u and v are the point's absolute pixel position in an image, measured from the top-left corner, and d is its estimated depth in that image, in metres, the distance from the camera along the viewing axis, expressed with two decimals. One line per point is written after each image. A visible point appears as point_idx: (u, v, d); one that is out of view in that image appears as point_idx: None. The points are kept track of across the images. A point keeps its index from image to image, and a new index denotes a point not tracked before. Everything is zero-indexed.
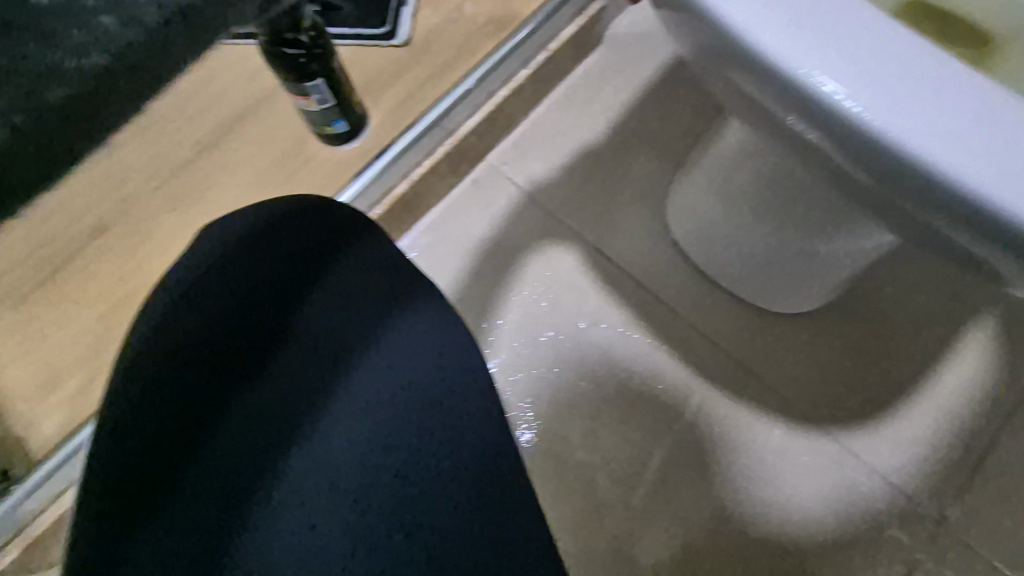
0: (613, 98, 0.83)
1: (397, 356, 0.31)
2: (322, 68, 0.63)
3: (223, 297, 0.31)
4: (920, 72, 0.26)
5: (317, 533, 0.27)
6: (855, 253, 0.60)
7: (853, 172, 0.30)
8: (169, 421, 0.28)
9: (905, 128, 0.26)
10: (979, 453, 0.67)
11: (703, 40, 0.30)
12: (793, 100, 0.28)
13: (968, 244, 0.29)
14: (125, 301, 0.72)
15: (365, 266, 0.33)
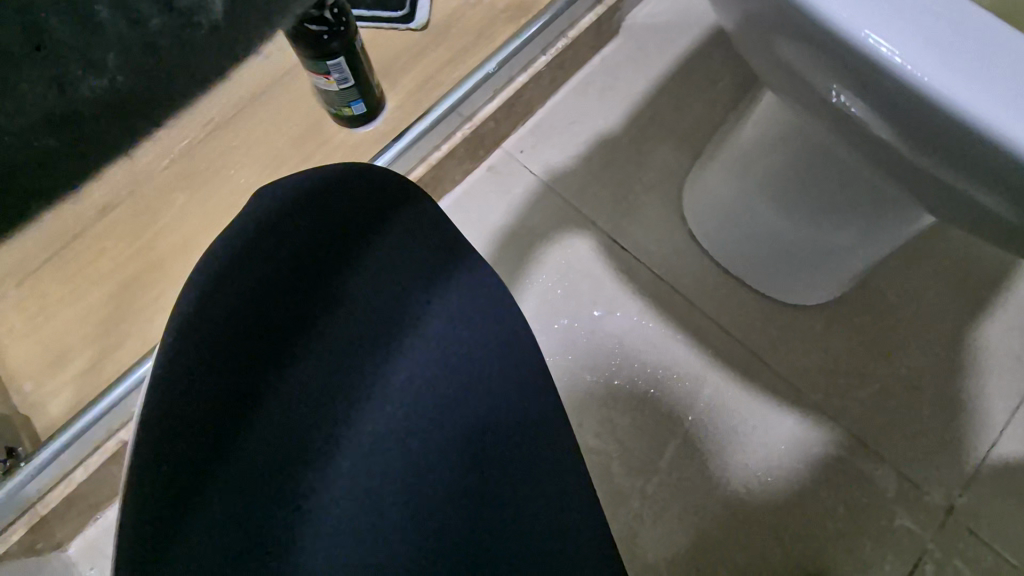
0: (631, 88, 0.83)
1: (438, 333, 0.36)
2: (343, 46, 0.62)
3: (284, 260, 0.31)
4: (978, 36, 0.26)
5: (360, 489, 0.33)
6: (877, 243, 0.60)
7: (900, 144, 0.31)
8: (223, 388, 0.29)
9: (978, 100, 0.25)
10: (987, 444, 0.68)
11: (759, 12, 0.30)
12: (858, 69, 0.28)
13: (1002, 212, 0.30)
14: (136, 281, 0.71)
15: (411, 249, 0.36)
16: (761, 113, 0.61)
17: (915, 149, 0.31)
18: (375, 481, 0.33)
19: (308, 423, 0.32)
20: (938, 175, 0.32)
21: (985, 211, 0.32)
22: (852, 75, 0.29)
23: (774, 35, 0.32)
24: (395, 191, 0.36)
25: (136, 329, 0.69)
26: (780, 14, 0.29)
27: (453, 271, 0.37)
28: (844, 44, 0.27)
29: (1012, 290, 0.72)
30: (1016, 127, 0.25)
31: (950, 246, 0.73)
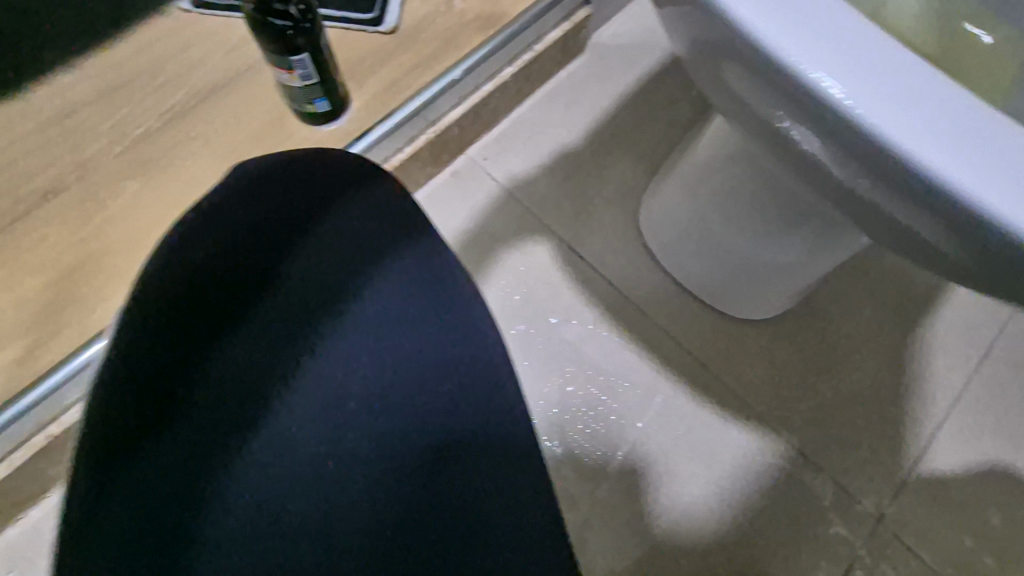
0: (593, 103, 0.85)
1: (389, 314, 0.31)
2: (309, 42, 0.62)
3: (220, 238, 0.29)
4: (902, 68, 0.28)
5: (294, 459, 0.29)
6: (816, 262, 0.64)
7: (837, 164, 0.33)
8: (155, 360, 0.27)
9: (905, 132, 0.27)
10: (914, 455, 0.72)
11: (704, 31, 0.33)
12: (796, 94, 0.30)
13: (937, 240, 0.32)
14: (78, 269, 0.68)
15: (367, 216, 0.32)
16: (711, 134, 0.64)
17: (849, 169, 0.32)
18: (334, 469, 0.30)
19: (238, 395, 0.29)
20: (871, 197, 0.34)
21: (914, 233, 0.33)
22: (782, 95, 0.31)
23: (715, 56, 0.34)
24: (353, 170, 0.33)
25: (76, 317, 0.66)
26: (719, 35, 0.32)
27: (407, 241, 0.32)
28: (780, 67, 0.29)
29: (940, 313, 0.77)
30: (937, 158, 0.27)
31: (883, 268, 0.78)
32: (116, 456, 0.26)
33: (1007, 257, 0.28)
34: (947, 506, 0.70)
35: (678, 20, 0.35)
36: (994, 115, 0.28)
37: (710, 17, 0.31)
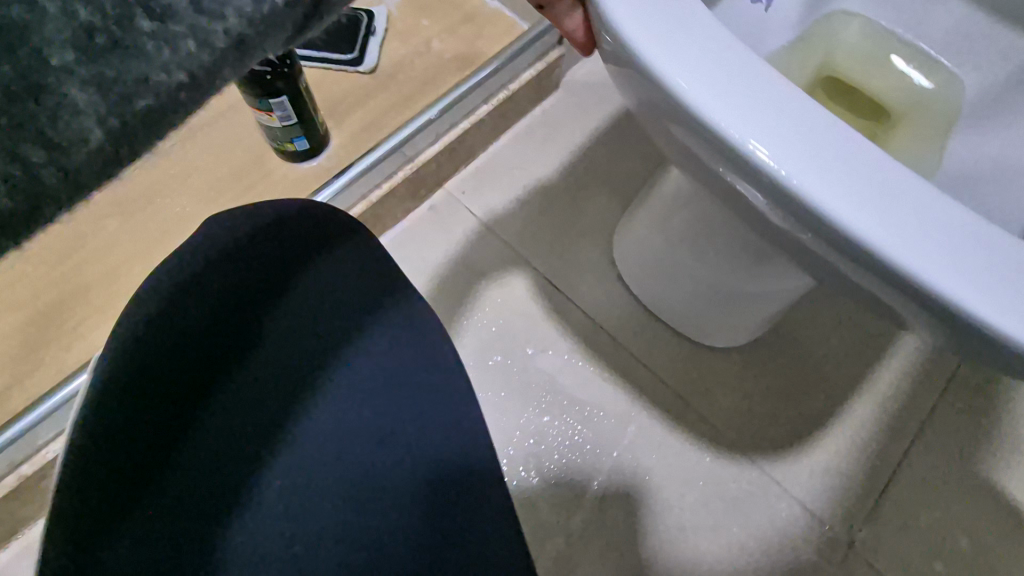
0: (567, 139, 0.88)
1: (366, 353, 0.37)
2: (288, 86, 0.64)
3: (214, 295, 0.33)
4: (821, 136, 0.32)
5: (291, 478, 0.34)
6: (782, 293, 0.66)
7: (778, 220, 0.35)
8: (156, 402, 0.30)
9: (829, 194, 0.31)
10: (883, 479, 0.73)
11: (645, 95, 0.36)
12: (730, 158, 0.33)
13: (878, 289, 0.34)
14: (57, 306, 0.69)
15: (342, 274, 0.37)
16: (672, 181, 0.68)
17: (790, 226, 0.35)
18: (321, 485, 0.34)
19: (237, 432, 0.33)
20: (817, 251, 0.35)
21: (848, 278, 0.35)
22: (724, 157, 0.33)
23: (658, 116, 0.37)
24: (331, 224, 0.38)
25: (54, 354, 0.67)
26: (658, 99, 0.34)
27: (383, 296, 0.38)
28: (717, 137, 0.32)
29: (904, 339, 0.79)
30: (857, 215, 0.31)
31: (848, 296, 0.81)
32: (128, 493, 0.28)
33: (924, 298, 0.31)
34: (916, 531, 0.72)
35: (623, 82, 0.38)
36: (907, 174, 0.32)
37: (649, 84, 0.34)
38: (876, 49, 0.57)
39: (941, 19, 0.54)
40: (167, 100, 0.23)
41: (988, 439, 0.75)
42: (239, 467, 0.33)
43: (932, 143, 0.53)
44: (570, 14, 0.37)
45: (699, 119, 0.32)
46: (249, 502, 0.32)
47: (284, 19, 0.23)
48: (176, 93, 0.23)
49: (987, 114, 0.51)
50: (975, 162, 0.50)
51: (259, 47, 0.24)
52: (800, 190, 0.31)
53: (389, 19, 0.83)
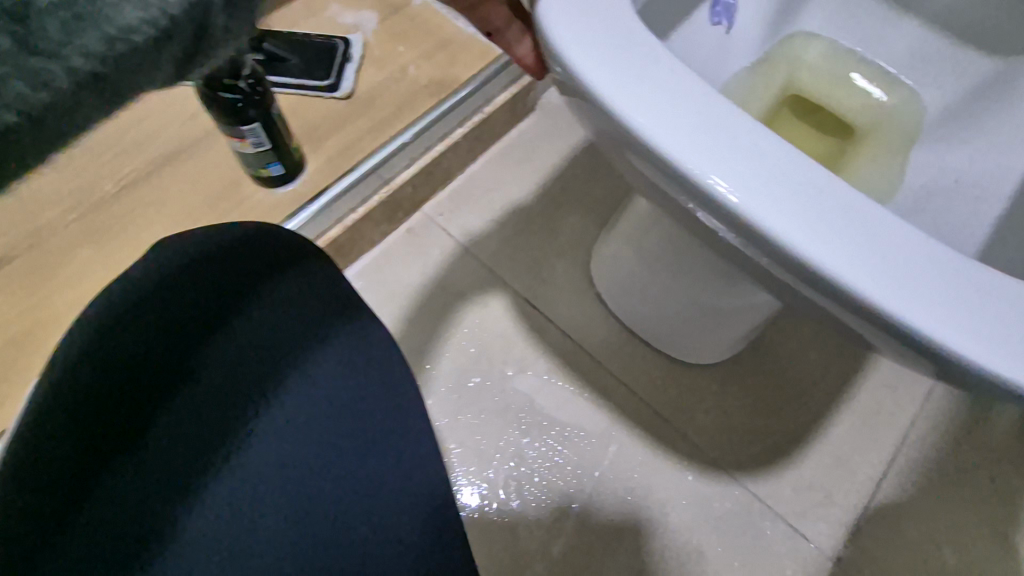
0: (543, 160, 0.89)
1: (319, 378, 0.38)
2: (260, 113, 0.64)
3: (164, 307, 0.35)
4: (765, 156, 0.33)
5: (240, 501, 0.33)
6: (754, 309, 0.66)
7: (733, 242, 0.35)
8: (102, 410, 0.32)
9: (777, 215, 0.31)
10: (867, 495, 0.73)
11: (597, 118, 0.36)
12: (683, 183, 0.33)
13: (835, 309, 0.33)
14: (26, 337, 0.68)
15: (300, 299, 0.39)
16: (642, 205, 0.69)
17: (747, 248, 0.34)
18: (269, 511, 0.33)
19: (187, 441, 0.33)
20: (773, 271, 0.35)
21: (803, 295, 0.36)
22: (673, 178, 0.34)
23: (611, 139, 0.37)
24: (291, 246, 0.40)
25: (20, 387, 0.66)
26: (608, 123, 0.35)
27: (342, 322, 0.40)
28: (665, 159, 0.33)
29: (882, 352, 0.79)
30: (803, 236, 0.31)
31: None
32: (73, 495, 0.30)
33: (873, 317, 0.31)
34: (900, 545, 0.71)
35: (576, 108, 0.38)
36: (851, 192, 0.32)
37: (597, 108, 0.35)
38: (839, 67, 0.58)
39: (898, 40, 0.55)
40: (14, 141, 0.19)
41: (970, 450, 0.75)
42: (187, 477, 0.33)
43: (896, 158, 0.54)
44: (520, 41, 0.39)
45: (650, 145, 0.33)
46: (198, 515, 0.32)
47: (159, 58, 0.21)
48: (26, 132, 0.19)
49: (946, 130, 0.52)
50: (936, 177, 0.50)
51: (128, 88, 0.21)
52: (748, 213, 0.32)
53: (365, 46, 0.85)
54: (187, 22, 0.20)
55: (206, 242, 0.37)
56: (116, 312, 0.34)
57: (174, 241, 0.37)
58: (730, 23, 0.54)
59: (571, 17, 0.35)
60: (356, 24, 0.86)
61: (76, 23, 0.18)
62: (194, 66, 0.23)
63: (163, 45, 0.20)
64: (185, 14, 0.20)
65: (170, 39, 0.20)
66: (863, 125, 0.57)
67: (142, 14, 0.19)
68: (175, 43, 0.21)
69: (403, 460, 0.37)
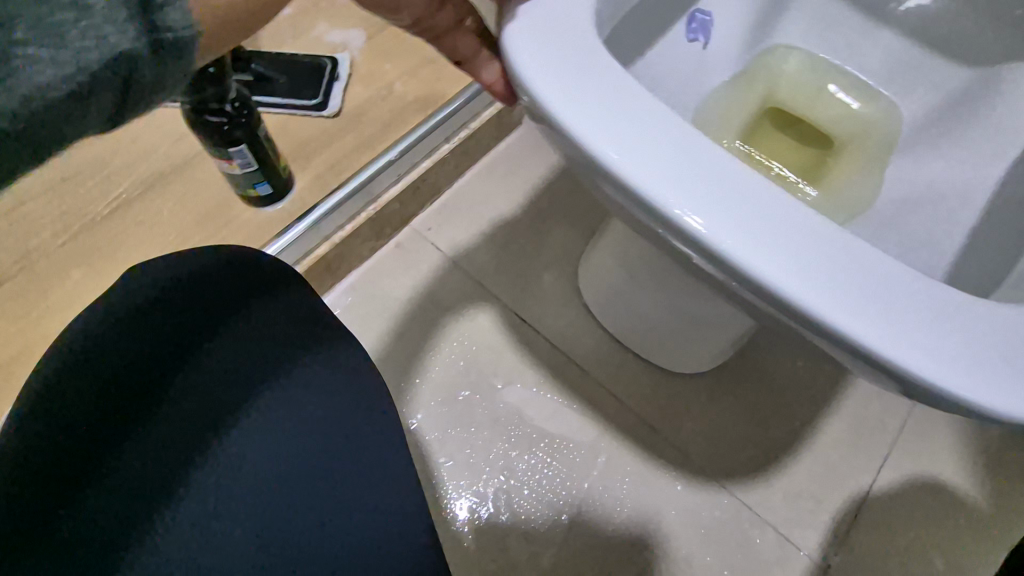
0: (530, 173, 0.90)
1: (294, 394, 0.38)
2: (246, 135, 0.65)
3: (160, 318, 0.39)
4: (723, 179, 0.34)
5: (218, 503, 0.35)
6: (736, 318, 0.67)
7: (701, 264, 0.36)
8: (103, 404, 0.36)
9: (733, 238, 0.32)
10: (856, 502, 0.73)
11: (563, 143, 0.37)
12: (646, 208, 0.34)
13: (801, 327, 0.34)
14: (18, 359, 0.69)
15: (272, 321, 0.40)
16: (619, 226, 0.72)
17: (712, 269, 0.35)
18: (249, 525, 0.34)
19: (175, 435, 0.36)
20: (739, 292, 0.36)
21: (771, 314, 0.36)
22: (637, 203, 0.34)
23: (581, 164, 0.38)
24: (262, 268, 0.42)
25: (12, 409, 0.66)
26: (574, 148, 0.36)
27: (313, 341, 0.40)
28: (629, 185, 0.34)
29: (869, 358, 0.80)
30: (760, 258, 0.32)
31: None
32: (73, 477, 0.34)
33: (834, 337, 0.32)
34: (891, 551, 0.71)
35: (545, 133, 0.39)
36: (806, 214, 0.33)
37: (561, 133, 0.36)
38: (819, 80, 0.59)
39: (871, 55, 0.56)
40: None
41: (958, 455, 0.75)
42: (172, 468, 0.35)
43: (874, 168, 0.55)
44: (489, 65, 0.40)
45: (613, 170, 0.34)
46: (179, 504, 0.35)
47: (87, 110, 0.24)
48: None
49: (920, 142, 0.53)
50: (909, 188, 0.51)
51: (61, 138, 0.24)
52: (707, 237, 0.32)
53: (352, 65, 0.86)
54: (109, 75, 0.24)
55: (171, 271, 0.40)
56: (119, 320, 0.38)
57: (160, 266, 0.40)
58: (706, 40, 0.56)
59: (535, 46, 0.36)
60: (343, 43, 0.87)
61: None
62: (125, 118, 0.27)
63: (86, 97, 0.24)
64: (105, 70, 0.24)
65: (93, 93, 0.24)
66: (844, 136, 0.58)
67: (60, 73, 0.23)
68: (100, 94, 0.24)
69: (383, 476, 0.36)
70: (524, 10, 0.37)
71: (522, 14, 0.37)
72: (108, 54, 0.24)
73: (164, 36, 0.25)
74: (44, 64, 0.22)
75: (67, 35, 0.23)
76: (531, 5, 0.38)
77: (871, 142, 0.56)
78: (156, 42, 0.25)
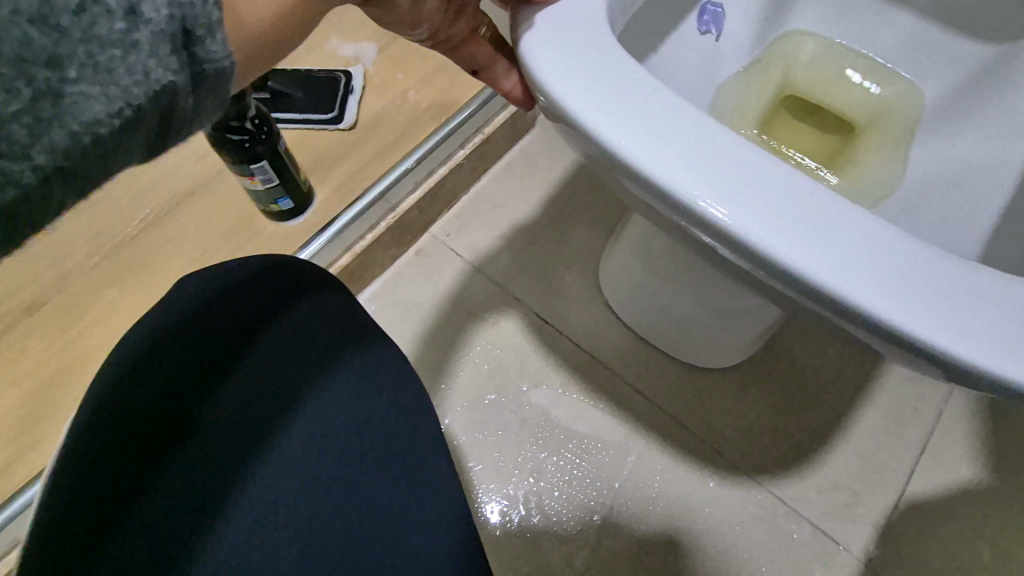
0: (546, 174, 0.90)
1: (328, 405, 0.39)
2: (267, 150, 0.66)
3: (201, 333, 0.39)
4: (750, 168, 0.33)
5: (267, 518, 0.36)
6: (765, 310, 0.66)
7: (730, 257, 0.35)
8: (151, 421, 0.36)
9: (760, 227, 0.32)
10: (895, 492, 0.71)
11: (582, 143, 0.37)
12: (673, 204, 0.34)
13: (835, 317, 0.33)
14: (57, 379, 0.71)
15: (309, 327, 0.41)
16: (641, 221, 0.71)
17: (744, 263, 0.34)
18: (292, 533, 0.35)
19: (224, 451, 0.37)
20: (770, 283, 0.35)
21: (803, 305, 0.36)
22: (658, 197, 0.34)
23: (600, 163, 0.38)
24: (301, 276, 0.42)
25: (53, 428, 0.68)
26: (594, 149, 0.36)
27: (347, 351, 0.41)
28: (650, 181, 0.33)
29: None
30: (791, 246, 0.31)
31: None
32: (126, 494, 0.34)
33: (870, 323, 0.31)
34: (934, 542, 0.70)
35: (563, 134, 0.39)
36: (836, 201, 0.33)
37: (580, 134, 0.36)
38: (835, 64, 0.58)
39: (891, 35, 0.55)
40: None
41: (998, 441, 0.73)
42: (223, 486, 0.36)
43: (898, 149, 0.54)
44: (507, 75, 0.41)
45: (635, 167, 0.34)
46: (231, 519, 0.35)
47: (131, 146, 0.23)
48: (8, 219, 0.21)
49: (945, 122, 0.52)
50: (938, 169, 0.50)
51: (105, 175, 0.23)
52: (735, 226, 0.32)
53: (366, 77, 0.87)
54: (154, 107, 0.23)
55: (218, 282, 0.41)
56: (162, 336, 0.39)
57: (199, 281, 0.41)
58: (718, 31, 0.55)
59: (552, 48, 0.36)
60: (356, 56, 0.88)
61: (43, 125, 0.20)
62: (164, 151, 0.26)
63: (131, 130, 0.23)
64: (151, 102, 0.23)
65: (140, 124, 0.23)
66: (865, 119, 0.56)
67: (107, 109, 0.21)
68: (145, 128, 0.23)
69: (416, 485, 0.38)
70: (540, 16, 0.38)
71: (538, 21, 0.38)
72: (153, 87, 0.22)
73: (203, 67, 0.24)
74: (91, 99, 0.21)
75: (114, 68, 0.21)
76: (547, 13, 0.38)
77: (895, 120, 0.55)
78: (198, 71, 0.24)
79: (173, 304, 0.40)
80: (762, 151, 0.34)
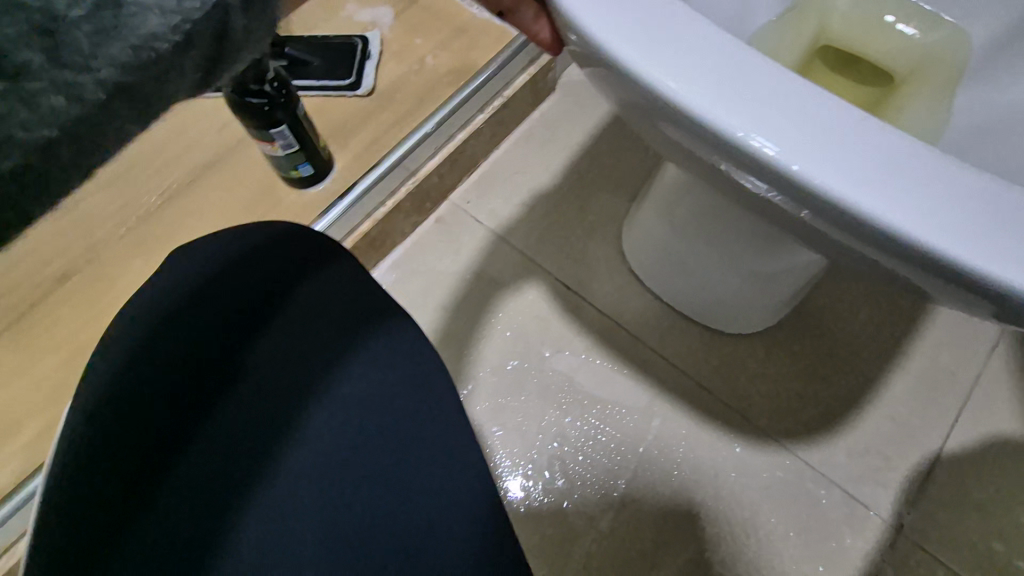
0: (568, 139, 0.88)
1: (357, 364, 0.39)
2: (287, 115, 0.66)
3: (230, 291, 0.38)
4: (800, 105, 0.31)
5: (303, 471, 0.36)
6: (798, 269, 0.64)
7: (773, 198, 0.34)
8: (181, 384, 0.36)
9: (808, 164, 0.30)
10: (930, 456, 0.70)
11: (610, 82, 0.36)
12: (716, 144, 0.32)
13: (884, 258, 0.32)
14: (90, 346, 0.72)
15: (338, 285, 0.40)
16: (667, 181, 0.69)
17: (790, 203, 0.32)
18: (328, 484, 0.36)
19: (256, 411, 0.36)
20: (819, 227, 0.33)
21: (847, 249, 0.34)
22: (701, 138, 0.33)
23: (625, 104, 0.37)
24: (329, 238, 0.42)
25: None
26: (621, 86, 0.34)
27: (375, 310, 0.40)
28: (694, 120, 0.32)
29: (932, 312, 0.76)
30: (848, 184, 0.30)
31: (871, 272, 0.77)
32: (159, 459, 0.34)
33: (929, 261, 0.29)
34: (967, 506, 0.68)
35: (592, 80, 0.38)
36: (894, 137, 0.31)
37: (608, 71, 0.34)
38: (875, 11, 0.53)
39: None
40: (61, 146, 0.20)
41: None
42: (261, 444, 0.36)
43: (942, 100, 0.49)
44: (537, 21, 0.40)
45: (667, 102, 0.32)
46: (269, 476, 0.36)
47: (185, 68, 0.22)
48: (71, 141, 0.20)
49: (996, 65, 0.47)
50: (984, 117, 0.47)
51: (159, 97, 0.22)
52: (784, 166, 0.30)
53: (383, 42, 0.86)
54: (211, 29, 0.21)
55: (243, 243, 0.40)
56: (191, 297, 0.38)
57: (226, 242, 0.40)
58: None
59: None
60: (373, 21, 0.87)
61: (101, 36, 0.19)
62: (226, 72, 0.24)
63: (188, 52, 0.21)
64: (207, 22, 0.20)
65: (195, 46, 0.21)
66: (905, 69, 0.53)
67: (162, 24, 0.20)
68: (202, 50, 0.21)
69: (439, 439, 0.38)
70: None
71: None
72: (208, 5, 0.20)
73: None
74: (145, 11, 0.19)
75: None
76: None
77: (937, 70, 0.51)
78: None
79: (202, 262, 0.39)
80: (814, 87, 0.32)
